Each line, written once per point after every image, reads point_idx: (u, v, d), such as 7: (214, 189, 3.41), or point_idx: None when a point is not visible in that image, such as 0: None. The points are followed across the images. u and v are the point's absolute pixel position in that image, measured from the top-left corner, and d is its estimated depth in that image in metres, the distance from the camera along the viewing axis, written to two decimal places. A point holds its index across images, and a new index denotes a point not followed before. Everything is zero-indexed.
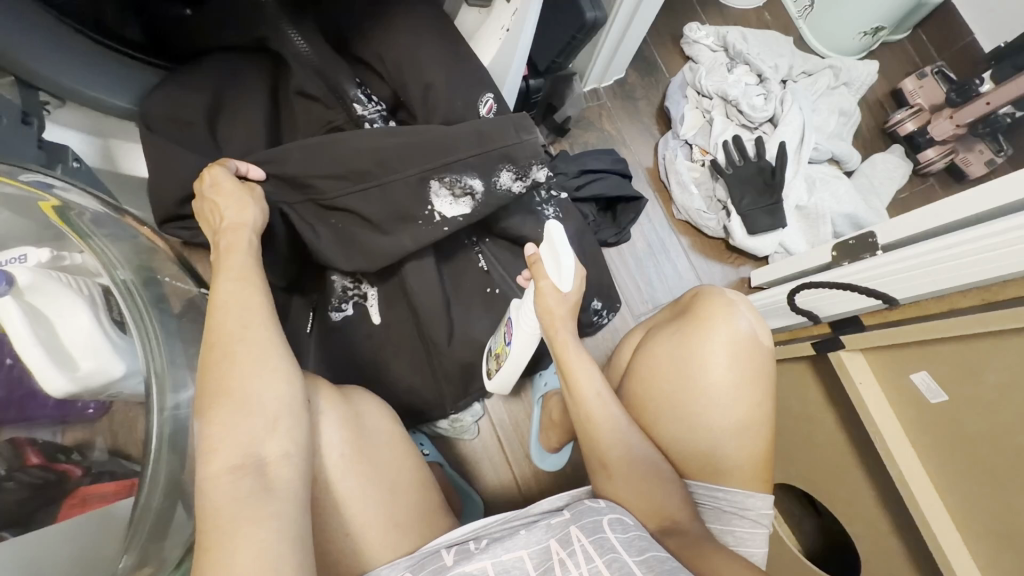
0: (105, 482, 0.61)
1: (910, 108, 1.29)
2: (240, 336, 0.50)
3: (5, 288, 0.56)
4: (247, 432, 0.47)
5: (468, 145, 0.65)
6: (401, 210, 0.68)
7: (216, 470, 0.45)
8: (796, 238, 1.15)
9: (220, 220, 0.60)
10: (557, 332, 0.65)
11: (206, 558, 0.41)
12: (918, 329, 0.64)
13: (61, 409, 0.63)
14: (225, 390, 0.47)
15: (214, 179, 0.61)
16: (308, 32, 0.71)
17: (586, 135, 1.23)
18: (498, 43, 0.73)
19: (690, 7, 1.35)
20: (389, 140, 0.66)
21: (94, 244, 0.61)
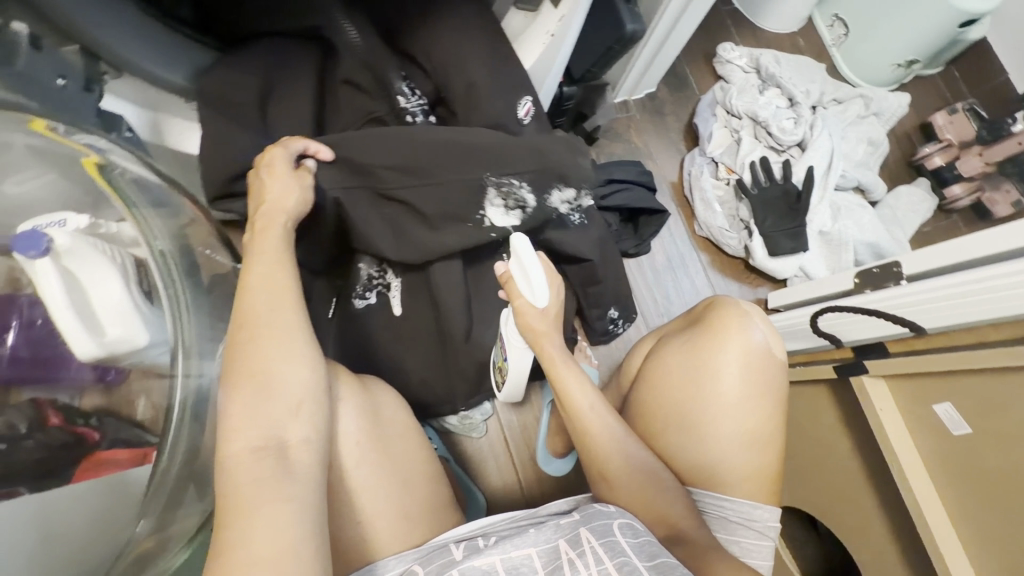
0: (119, 449, 0.60)
1: (938, 142, 1.29)
2: (272, 316, 0.51)
3: (44, 252, 0.55)
4: (270, 414, 0.47)
5: (529, 161, 0.68)
6: (454, 211, 0.70)
7: (237, 450, 0.45)
8: (817, 263, 1.15)
9: (263, 200, 0.60)
10: (544, 348, 0.64)
11: (222, 536, 0.40)
12: (949, 360, 0.63)
13: (86, 371, 0.59)
14: (248, 371, 0.48)
15: (271, 163, 0.61)
16: (362, 24, 0.72)
17: (613, 146, 1.24)
18: (541, 47, 0.74)
19: (724, 27, 1.36)
20: (435, 135, 0.67)
21: (136, 210, 0.64)
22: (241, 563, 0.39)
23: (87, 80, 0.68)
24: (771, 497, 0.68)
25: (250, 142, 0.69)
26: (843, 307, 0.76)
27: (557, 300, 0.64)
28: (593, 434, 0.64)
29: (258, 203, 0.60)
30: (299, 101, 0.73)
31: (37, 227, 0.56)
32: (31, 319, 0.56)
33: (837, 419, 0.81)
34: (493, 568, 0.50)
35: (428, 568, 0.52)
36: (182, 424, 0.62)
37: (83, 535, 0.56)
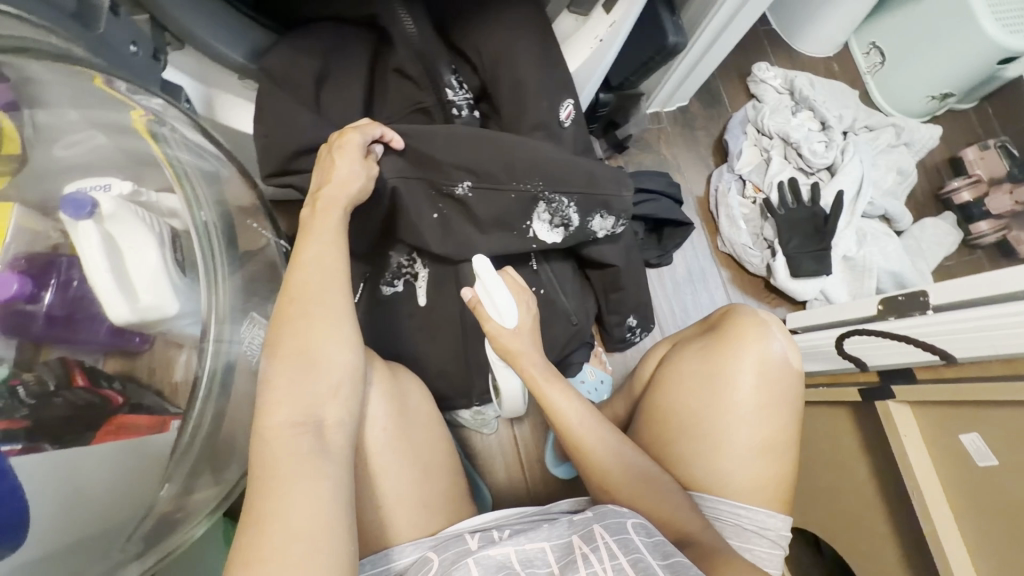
0: (140, 414, 0.60)
1: (968, 177, 1.28)
2: (320, 297, 0.52)
3: (88, 214, 0.56)
4: (309, 393, 0.48)
5: (580, 183, 0.72)
6: (503, 219, 0.73)
7: (276, 425, 0.45)
8: (838, 287, 1.15)
9: (331, 173, 0.59)
10: (524, 367, 0.67)
11: (258, 505, 0.41)
12: (981, 390, 0.63)
13: (111, 337, 0.60)
14: (296, 348, 0.49)
15: (349, 146, 0.60)
16: (418, 15, 0.73)
17: (642, 156, 1.25)
18: (587, 51, 0.75)
19: (760, 47, 1.37)
20: (485, 136, 0.69)
21: (179, 168, 0.65)
22: (277, 534, 0.40)
23: (155, 50, 0.70)
24: (784, 507, 0.68)
25: (291, 120, 0.69)
26: (871, 330, 0.76)
27: (528, 321, 0.69)
28: (588, 447, 0.64)
29: (321, 180, 0.60)
30: (348, 89, 0.74)
31: (83, 188, 0.58)
32: (67, 280, 0.58)
33: (858, 443, 0.81)
34: (507, 558, 0.50)
35: (443, 555, 0.52)
36: (210, 395, 0.62)
37: (107, 500, 0.56)
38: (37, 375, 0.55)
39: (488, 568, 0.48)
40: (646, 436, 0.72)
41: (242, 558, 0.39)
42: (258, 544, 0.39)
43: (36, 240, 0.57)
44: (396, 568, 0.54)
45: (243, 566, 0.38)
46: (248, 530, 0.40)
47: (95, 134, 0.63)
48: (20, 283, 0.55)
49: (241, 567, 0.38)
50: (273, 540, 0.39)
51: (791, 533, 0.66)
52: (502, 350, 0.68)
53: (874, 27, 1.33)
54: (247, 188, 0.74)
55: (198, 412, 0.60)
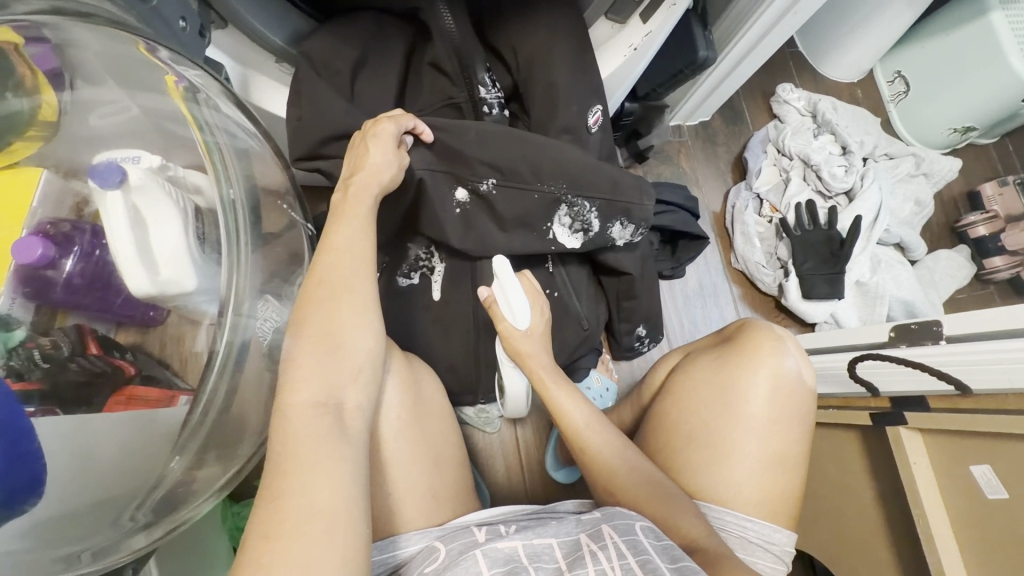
0: (151, 387, 0.60)
1: (984, 212, 1.27)
2: (348, 281, 0.53)
3: (117, 183, 0.57)
4: (332, 374, 0.48)
5: (604, 189, 0.72)
6: (525, 218, 0.73)
7: (299, 403, 0.46)
8: (848, 312, 1.15)
9: (362, 159, 0.60)
10: (533, 369, 0.70)
11: (279, 481, 0.41)
12: (997, 422, 0.63)
13: (127, 308, 0.61)
14: (321, 330, 0.49)
15: (381, 135, 0.60)
16: (458, 11, 0.73)
17: (662, 168, 1.27)
18: (620, 59, 0.76)
19: (786, 68, 1.38)
20: (514, 134, 0.69)
21: (209, 141, 0.64)
22: (297, 510, 0.40)
23: (201, 26, 0.69)
24: (788, 522, 0.67)
25: (323, 106, 0.69)
26: (888, 355, 0.76)
27: (541, 325, 0.73)
28: (595, 448, 0.65)
29: (352, 168, 0.60)
30: (383, 80, 0.76)
31: (113, 158, 0.60)
32: (89, 249, 0.59)
33: (866, 470, 0.82)
34: (515, 551, 0.50)
35: (450, 545, 0.52)
36: (224, 370, 0.60)
37: (116, 468, 0.56)
38: (53, 340, 0.56)
39: (496, 561, 0.48)
40: (653, 442, 0.72)
41: (261, 532, 0.39)
42: (277, 517, 0.39)
43: (61, 207, 0.59)
44: (401, 556, 0.54)
45: (263, 540, 0.39)
46: (268, 503, 0.40)
47: (129, 105, 0.65)
48: (44, 248, 0.56)
49: (260, 541, 0.39)
50: (292, 516, 0.39)
51: (794, 550, 0.66)
52: (512, 351, 0.71)
53: (899, 56, 1.33)
54: (277, 165, 0.73)
55: (210, 388, 0.59)
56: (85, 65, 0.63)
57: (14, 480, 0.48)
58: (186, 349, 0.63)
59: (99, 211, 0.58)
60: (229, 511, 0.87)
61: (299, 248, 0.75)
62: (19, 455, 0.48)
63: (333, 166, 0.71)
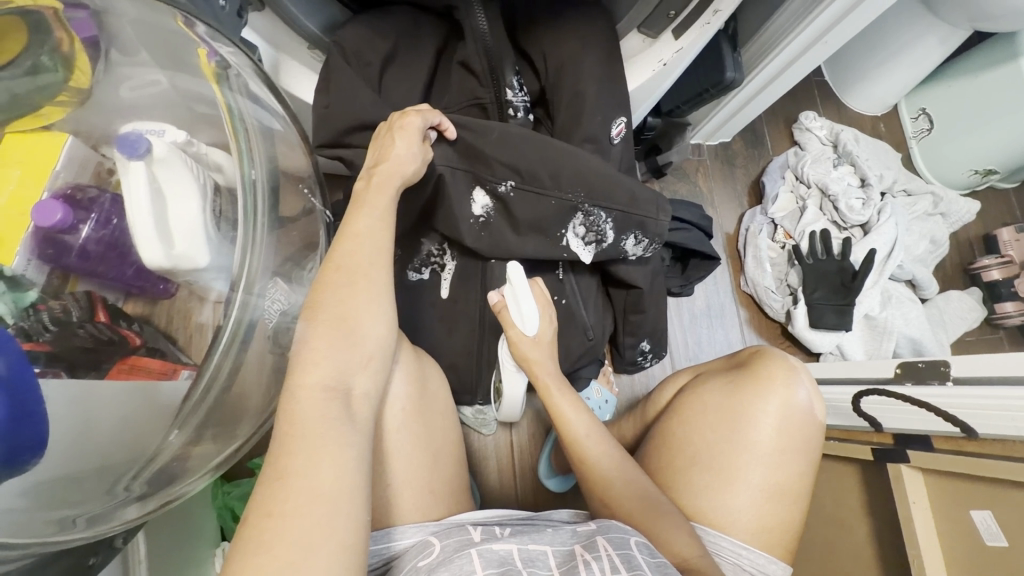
0: (154, 359, 0.60)
1: (1000, 256, 1.26)
2: (367, 270, 0.53)
3: (140, 154, 0.58)
4: (345, 359, 0.48)
5: (623, 201, 0.73)
6: (541, 223, 0.73)
7: (309, 384, 0.46)
8: (855, 344, 1.14)
9: (388, 151, 0.60)
10: (538, 376, 0.70)
11: (285, 460, 0.41)
12: (1003, 468, 0.62)
13: (138, 279, 0.61)
14: (337, 315, 0.50)
15: (406, 128, 0.61)
16: (492, 11, 0.72)
17: (678, 185, 1.27)
18: (649, 73, 0.75)
19: (810, 95, 1.38)
20: (539, 139, 0.69)
21: (234, 108, 0.65)
22: (299, 491, 0.40)
23: (239, 6, 0.70)
24: (783, 554, 0.66)
25: (350, 95, 0.70)
26: (893, 392, 0.76)
27: (548, 333, 0.73)
28: (593, 459, 0.64)
29: (375, 158, 0.61)
30: (412, 74, 0.76)
31: (139, 129, 0.60)
32: (107, 217, 0.59)
33: (863, 505, 0.81)
34: (510, 554, 0.49)
35: (444, 541, 0.52)
36: (230, 349, 0.60)
37: (114, 442, 0.56)
38: (63, 304, 0.57)
39: (490, 561, 0.48)
40: (655, 459, 0.72)
41: (263, 510, 0.39)
42: (280, 495, 0.39)
43: (83, 170, 0.60)
44: (394, 549, 0.54)
45: (264, 515, 0.39)
46: (272, 482, 0.40)
47: (161, 79, 0.66)
48: (64, 212, 0.57)
49: (262, 517, 0.39)
50: (294, 496, 0.39)
51: None
52: (518, 355, 0.71)
53: (925, 94, 1.33)
54: (301, 148, 0.74)
55: (214, 366, 0.59)
56: (123, 36, 0.65)
57: (18, 439, 0.47)
58: (194, 323, 0.63)
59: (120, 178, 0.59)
60: (219, 490, 0.89)
61: (315, 233, 0.76)
62: (22, 414, 0.47)
63: (353, 155, 0.71)
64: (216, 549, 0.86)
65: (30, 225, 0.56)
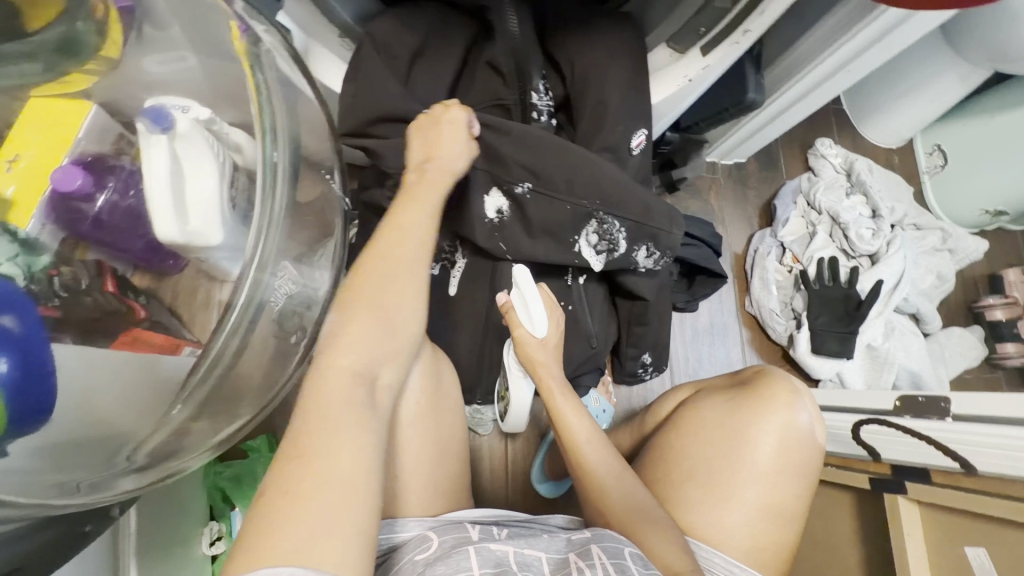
0: (156, 332, 0.62)
1: (1004, 297, 1.26)
2: (404, 262, 0.54)
3: (164, 129, 0.60)
4: (377, 349, 0.50)
5: (637, 212, 0.73)
6: (554, 228, 0.73)
7: (341, 367, 0.47)
8: (855, 374, 1.14)
9: (436, 149, 0.63)
10: (540, 376, 0.70)
11: (308, 439, 0.42)
12: (1000, 506, 0.63)
13: (146, 254, 0.63)
14: (376, 303, 0.51)
15: (453, 122, 0.64)
16: (523, 15, 0.73)
17: (690, 202, 1.28)
18: (674, 88, 0.75)
19: (827, 124, 1.39)
20: (566, 146, 0.70)
21: (259, 80, 0.62)
22: (316, 474, 0.40)
23: None
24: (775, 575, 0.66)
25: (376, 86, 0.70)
26: (891, 422, 0.76)
27: (552, 337, 0.73)
28: (590, 466, 0.64)
29: (421, 154, 0.63)
30: (439, 72, 0.77)
31: (165, 105, 0.62)
32: (122, 190, 0.61)
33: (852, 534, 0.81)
34: (506, 556, 0.49)
35: (443, 537, 0.52)
36: (238, 330, 0.59)
37: (117, 414, 0.55)
38: (72, 271, 0.59)
39: (487, 561, 0.48)
40: (650, 471, 0.71)
41: (281, 488, 0.39)
42: (301, 475, 0.40)
43: (104, 142, 0.62)
44: (396, 540, 0.54)
45: (282, 492, 0.39)
46: (294, 459, 0.40)
47: (188, 56, 0.67)
48: (80, 181, 0.59)
49: (279, 495, 0.39)
50: (311, 478, 0.40)
51: None
52: (526, 357, 0.71)
53: (941, 130, 1.33)
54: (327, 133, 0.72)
55: (221, 343, 0.58)
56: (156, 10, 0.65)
57: (25, 401, 0.47)
58: (203, 299, 0.64)
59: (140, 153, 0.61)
60: (211, 469, 0.89)
61: (331, 220, 0.74)
62: (31, 376, 0.47)
63: (384, 146, 0.70)
64: (201, 528, 0.86)
65: (47, 192, 0.58)
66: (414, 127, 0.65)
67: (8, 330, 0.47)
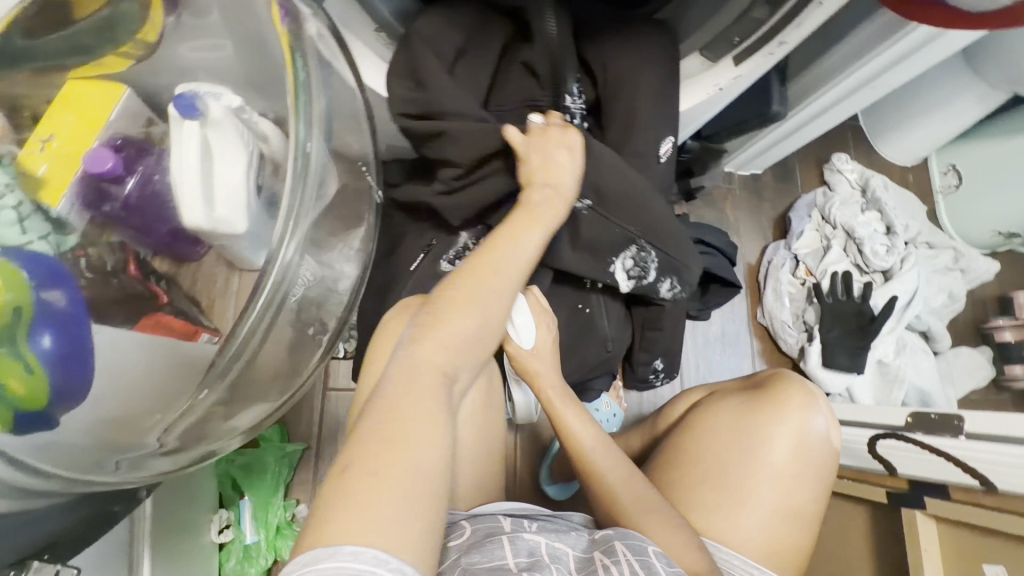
0: (178, 319, 0.60)
1: (1014, 319, 1.27)
2: (499, 262, 0.56)
3: (197, 116, 0.62)
4: (471, 346, 0.52)
5: (674, 249, 0.76)
6: (595, 246, 0.75)
7: (433, 361, 0.49)
8: (866, 390, 1.14)
9: (550, 174, 0.66)
10: (541, 391, 0.70)
11: (393, 424, 0.43)
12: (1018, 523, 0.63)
13: (171, 240, 0.63)
14: (477, 302, 0.53)
15: (569, 145, 0.67)
16: (562, 18, 0.73)
17: (705, 210, 1.29)
18: (703, 96, 0.76)
19: (843, 139, 1.40)
20: (632, 175, 0.72)
21: (301, 78, 0.58)
22: (401, 460, 0.41)
23: None
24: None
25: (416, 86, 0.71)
26: (909, 438, 0.76)
27: (547, 341, 0.71)
28: (598, 468, 0.64)
29: (543, 177, 0.65)
30: (475, 73, 0.77)
31: (197, 91, 0.63)
32: (151, 173, 0.62)
33: None
34: (539, 547, 0.50)
35: (478, 527, 0.53)
36: (258, 321, 0.56)
37: (145, 399, 0.56)
38: (99, 253, 0.57)
39: (521, 551, 0.49)
40: (663, 474, 0.71)
41: (366, 470, 0.40)
42: (390, 459, 0.41)
43: (133, 123, 0.64)
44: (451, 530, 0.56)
45: (366, 475, 0.40)
46: (388, 440, 0.42)
47: (225, 44, 0.67)
48: (113, 162, 0.60)
49: (369, 477, 0.40)
50: (396, 462, 0.41)
51: None
52: (522, 368, 0.70)
53: (956, 150, 1.34)
54: (363, 129, 0.71)
55: (243, 334, 0.55)
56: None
57: (63, 379, 0.47)
58: (223, 285, 0.64)
59: (171, 136, 0.62)
60: (223, 456, 0.90)
61: (359, 213, 0.74)
62: (70, 356, 0.47)
63: (455, 129, 0.71)
64: (210, 514, 0.86)
65: (78, 169, 0.59)
66: (532, 145, 0.67)
67: (54, 305, 0.47)
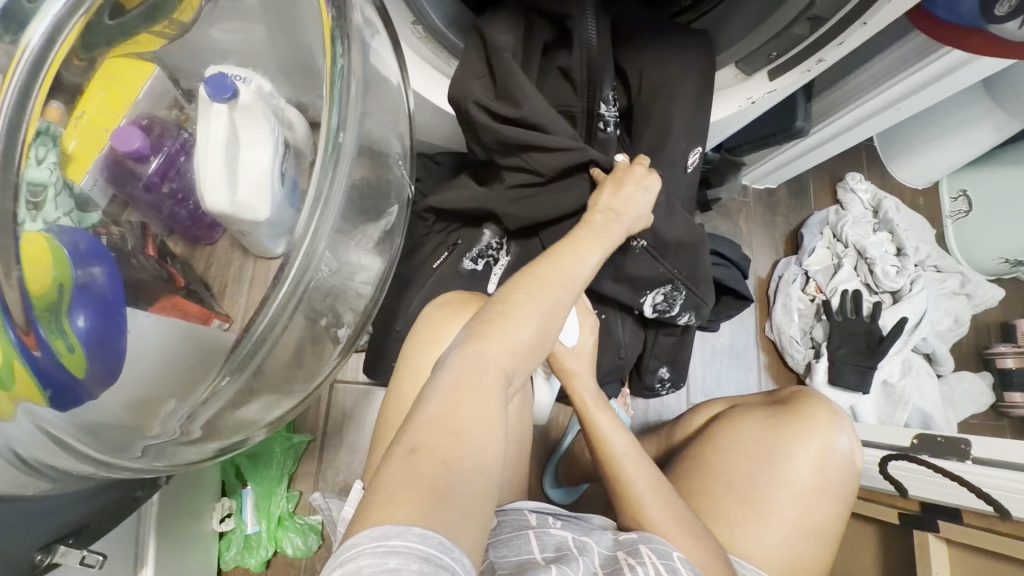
0: (192, 302, 0.61)
1: (1016, 346, 1.27)
2: (562, 276, 0.56)
3: (228, 98, 0.60)
4: (530, 358, 0.52)
5: (704, 292, 0.83)
6: (635, 277, 0.80)
7: (497, 367, 0.48)
8: (869, 408, 1.15)
9: (625, 207, 0.69)
10: (576, 387, 0.71)
11: (461, 422, 0.43)
12: None
13: (191, 221, 0.67)
14: (544, 313, 0.52)
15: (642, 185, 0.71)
16: (602, 23, 0.73)
17: (719, 222, 1.29)
18: (735, 107, 0.77)
19: (858, 159, 1.40)
20: (680, 222, 0.78)
21: (339, 66, 0.55)
22: (466, 457, 0.41)
23: None
24: None
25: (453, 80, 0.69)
26: (919, 459, 0.76)
27: (588, 343, 0.74)
28: (623, 471, 0.64)
29: (611, 203, 0.68)
30: None
31: (225, 71, 0.65)
32: (175, 155, 0.65)
33: None
34: (566, 541, 0.55)
35: (509, 523, 0.58)
36: (285, 308, 0.52)
37: (158, 383, 0.54)
38: (120, 232, 0.57)
39: (548, 546, 0.54)
40: (686, 483, 0.71)
41: (435, 460, 0.40)
42: (456, 450, 0.41)
43: (161, 103, 0.65)
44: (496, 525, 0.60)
45: (424, 468, 0.39)
46: (450, 435, 0.42)
47: (256, 28, 0.66)
48: (139, 142, 0.62)
49: (435, 464, 0.40)
50: (463, 456, 0.41)
51: None
52: (557, 364, 0.71)
53: (968, 175, 1.35)
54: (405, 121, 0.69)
55: (264, 324, 0.51)
56: None
57: (101, 358, 0.47)
58: (235, 272, 0.68)
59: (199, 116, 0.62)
60: None
61: (389, 201, 0.70)
62: (104, 334, 0.47)
63: (554, 143, 0.71)
64: (212, 501, 0.86)
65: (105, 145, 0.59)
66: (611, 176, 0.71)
67: (94, 279, 0.47)
